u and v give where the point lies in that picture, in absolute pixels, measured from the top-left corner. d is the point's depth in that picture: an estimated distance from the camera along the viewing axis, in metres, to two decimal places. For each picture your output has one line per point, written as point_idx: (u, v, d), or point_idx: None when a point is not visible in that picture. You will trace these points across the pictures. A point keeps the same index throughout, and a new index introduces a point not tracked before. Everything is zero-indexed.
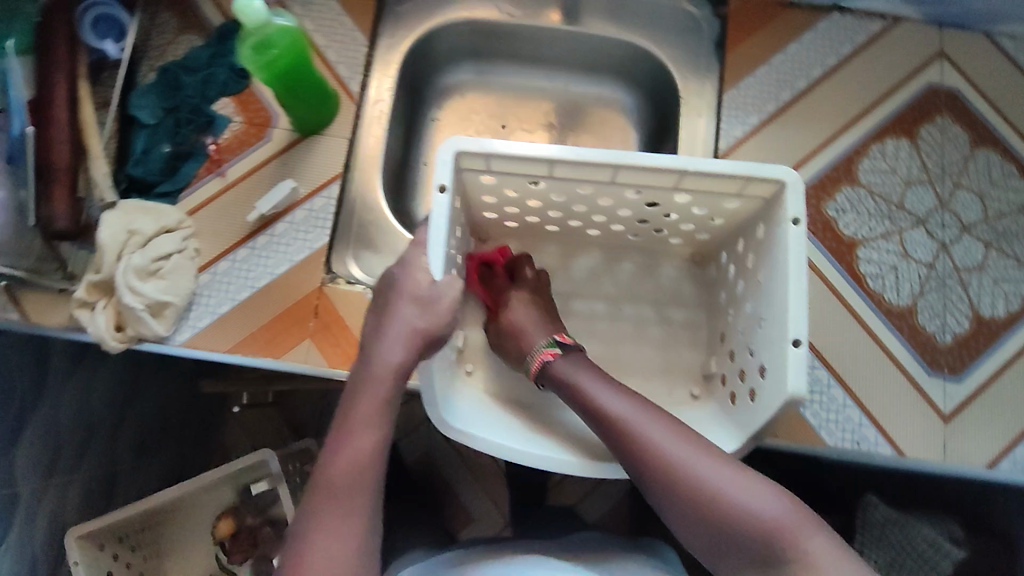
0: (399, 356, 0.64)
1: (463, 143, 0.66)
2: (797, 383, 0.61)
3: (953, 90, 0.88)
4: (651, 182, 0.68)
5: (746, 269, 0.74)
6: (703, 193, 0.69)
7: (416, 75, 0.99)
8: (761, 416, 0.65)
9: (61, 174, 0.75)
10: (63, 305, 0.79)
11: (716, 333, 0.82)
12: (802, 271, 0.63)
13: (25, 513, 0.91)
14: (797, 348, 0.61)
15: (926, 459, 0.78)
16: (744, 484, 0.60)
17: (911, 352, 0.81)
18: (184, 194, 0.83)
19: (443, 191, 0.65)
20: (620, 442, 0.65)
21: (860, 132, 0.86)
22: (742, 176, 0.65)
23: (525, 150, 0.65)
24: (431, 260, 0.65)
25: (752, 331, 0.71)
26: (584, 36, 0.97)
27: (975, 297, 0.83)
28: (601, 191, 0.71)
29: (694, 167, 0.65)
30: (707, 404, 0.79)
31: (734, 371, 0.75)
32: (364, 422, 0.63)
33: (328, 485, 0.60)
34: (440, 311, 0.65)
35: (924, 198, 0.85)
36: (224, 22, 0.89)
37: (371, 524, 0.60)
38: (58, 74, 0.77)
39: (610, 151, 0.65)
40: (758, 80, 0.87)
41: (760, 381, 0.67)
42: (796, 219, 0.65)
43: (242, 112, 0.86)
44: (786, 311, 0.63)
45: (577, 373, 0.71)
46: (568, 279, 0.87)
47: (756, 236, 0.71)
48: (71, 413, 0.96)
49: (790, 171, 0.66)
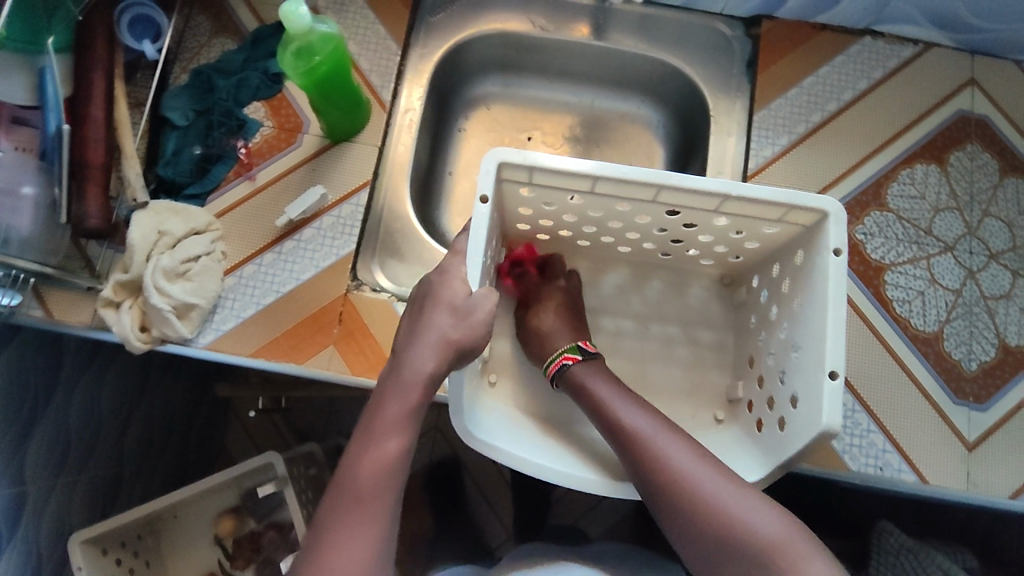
0: (432, 364, 0.63)
1: (506, 153, 0.67)
2: (832, 416, 0.61)
3: (983, 117, 0.88)
4: (693, 203, 0.69)
5: (781, 295, 0.75)
6: (743, 218, 0.70)
7: (446, 85, 0.99)
8: (791, 446, 0.66)
9: (95, 172, 0.75)
10: (88, 303, 0.80)
11: (745, 354, 0.83)
12: (841, 299, 0.64)
13: (33, 511, 0.89)
14: (834, 380, 0.62)
15: (949, 487, 0.78)
16: (750, 505, 0.60)
17: (936, 379, 0.81)
18: (212, 199, 0.84)
19: (484, 201, 0.67)
20: (629, 452, 0.65)
21: (888, 157, 0.86)
22: (784, 203, 0.66)
23: (568, 165, 0.67)
24: (470, 272, 0.65)
25: (785, 356, 0.72)
26: (613, 51, 0.97)
27: (1002, 326, 0.83)
28: (639, 208, 0.73)
29: (738, 192, 0.66)
30: (731, 427, 0.80)
31: (763, 396, 0.75)
32: (390, 428, 0.62)
33: (350, 489, 0.60)
34: (474, 322, 0.64)
35: (952, 224, 0.85)
36: (259, 27, 0.89)
37: (390, 526, 0.60)
38: (96, 72, 0.77)
39: (654, 170, 0.66)
40: (788, 101, 0.88)
41: (790, 411, 0.68)
42: (837, 250, 0.66)
43: (273, 116, 0.87)
44: (822, 338, 0.64)
45: (595, 383, 0.71)
46: (597, 294, 0.89)
47: (793, 262, 0.72)
48: (80, 414, 0.95)
49: (834, 202, 0.67)
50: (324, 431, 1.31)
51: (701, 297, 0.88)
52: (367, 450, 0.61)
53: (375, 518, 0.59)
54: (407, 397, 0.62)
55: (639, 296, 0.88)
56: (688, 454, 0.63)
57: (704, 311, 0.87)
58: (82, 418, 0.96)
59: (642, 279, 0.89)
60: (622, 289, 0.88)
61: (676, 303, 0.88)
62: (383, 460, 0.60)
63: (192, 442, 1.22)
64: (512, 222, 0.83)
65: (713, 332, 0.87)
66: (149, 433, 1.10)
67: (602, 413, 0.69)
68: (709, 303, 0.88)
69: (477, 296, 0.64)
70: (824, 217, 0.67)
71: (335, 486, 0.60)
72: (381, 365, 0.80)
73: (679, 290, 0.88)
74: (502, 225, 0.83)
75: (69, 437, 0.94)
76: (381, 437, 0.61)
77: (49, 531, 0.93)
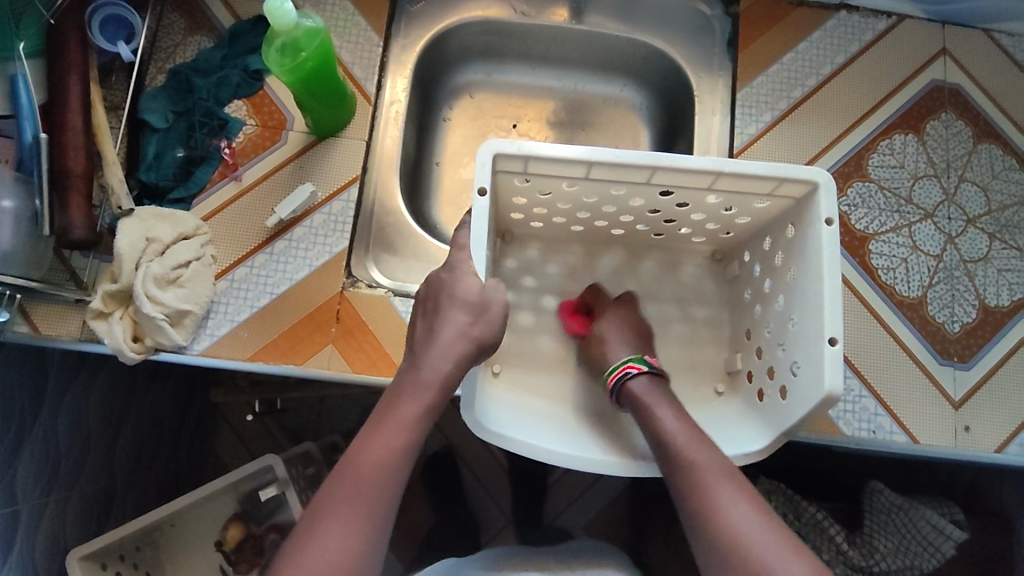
0: (449, 367, 0.64)
1: (502, 145, 0.67)
2: (833, 381, 0.63)
3: (956, 86, 0.90)
4: (686, 182, 0.70)
5: (774, 268, 0.76)
6: (735, 194, 0.72)
7: (428, 76, 0.98)
8: (794, 413, 0.68)
9: (76, 181, 0.73)
10: (77, 315, 0.78)
11: (741, 330, 0.84)
12: (835, 269, 0.66)
13: (28, 527, 0.87)
14: (833, 346, 0.64)
15: (938, 445, 0.81)
16: (793, 566, 0.58)
17: (922, 342, 0.84)
18: (198, 201, 0.82)
19: (482, 194, 0.66)
20: (684, 488, 0.63)
21: (868, 128, 0.89)
22: (775, 177, 0.67)
23: (564, 152, 0.67)
24: (477, 264, 0.65)
25: (782, 326, 0.73)
26: (593, 34, 0.97)
27: (981, 288, 0.86)
28: (633, 191, 0.73)
29: (730, 168, 0.67)
30: (732, 400, 0.82)
31: (762, 368, 0.77)
32: (400, 429, 0.61)
33: (351, 479, 0.59)
34: (491, 317, 0.66)
35: (931, 192, 0.88)
36: (236, 23, 0.87)
37: (380, 524, 0.58)
38: (72, 77, 0.75)
39: (647, 153, 0.67)
40: (769, 78, 0.89)
41: (791, 380, 0.70)
42: (829, 219, 0.67)
43: (256, 114, 0.85)
44: (819, 310, 0.66)
45: (655, 401, 0.69)
46: (592, 277, 0.89)
47: (784, 235, 0.74)
48: (67, 427, 0.92)
49: (821, 171, 0.68)
50: (320, 429, 1.30)
51: (694, 276, 0.89)
52: (372, 440, 0.61)
53: (369, 514, 0.58)
54: (421, 394, 0.63)
55: (634, 278, 0.89)
56: (745, 504, 0.61)
57: (697, 288, 0.89)
58: (71, 432, 0.93)
59: (634, 259, 0.90)
60: (617, 272, 0.90)
61: (669, 282, 0.89)
62: (388, 455, 0.60)
63: (184, 448, 1.20)
64: (506, 212, 0.83)
65: (707, 309, 0.88)
66: (139, 443, 1.08)
67: (660, 440, 0.66)
68: (701, 281, 0.89)
69: (489, 288, 0.66)
70: (814, 187, 0.68)
71: (337, 472, 0.60)
72: (382, 361, 0.80)
73: (672, 269, 0.90)
74: (496, 215, 0.83)
75: (60, 452, 0.92)
76: (393, 435, 0.61)
77: (45, 548, 0.91)
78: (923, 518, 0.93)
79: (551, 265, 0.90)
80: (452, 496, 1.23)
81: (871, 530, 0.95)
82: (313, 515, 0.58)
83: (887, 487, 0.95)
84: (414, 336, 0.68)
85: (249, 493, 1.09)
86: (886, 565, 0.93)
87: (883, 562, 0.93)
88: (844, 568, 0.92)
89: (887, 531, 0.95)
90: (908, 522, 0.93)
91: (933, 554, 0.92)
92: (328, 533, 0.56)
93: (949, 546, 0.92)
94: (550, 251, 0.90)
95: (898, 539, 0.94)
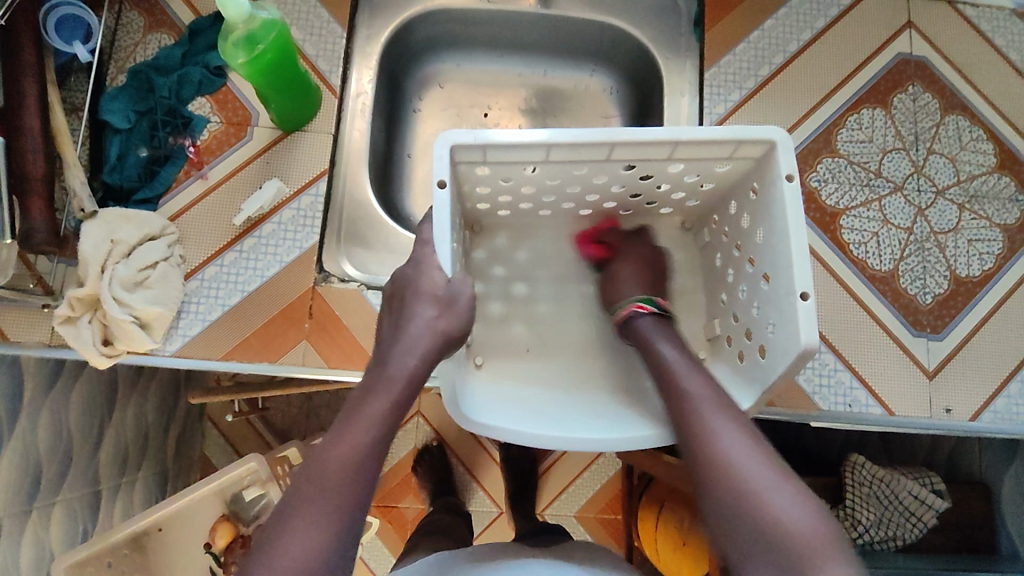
0: (414, 362, 0.64)
1: (460, 136, 0.66)
2: (809, 334, 0.63)
3: (922, 59, 0.91)
4: (646, 155, 0.70)
5: (742, 232, 0.77)
6: (695, 161, 0.71)
7: (396, 65, 0.98)
8: (774, 369, 0.69)
9: (36, 185, 0.73)
10: (44, 322, 0.77)
11: (717, 296, 0.84)
12: (799, 228, 0.66)
13: (10, 540, 0.86)
14: (806, 301, 0.64)
15: (913, 416, 0.82)
16: (762, 469, 0.60)
17: (895, 315, 0.84)
18: (164, 201, 0.81)
19: (443, 185, 0.66)
20: (685, 423, 0.65)
21: (835, 104, 0.89)
22: (733, 140, 0.67)
23: (524, 139, 0.67)
24: (442, 258, 0.65)
25: (756, 288, 0.74)
26: (560, 19, 0.96)
27: (952, 258, 0.86)
28: (597, 169, 0.73)
29: (688, 136, 0.67)
30: (715, 363, 0.83)
31: (738, 331, 0.78)
32: (376, 419, 0.61)
33: (318, 479, 0.58)
34: (458, 310, 0.66)
35: (900, 164, 0.88)
36: (196, 20, 0.86)
37: (346, 525, 0.57)
38: (27, 81, 0.73)
39: (604, 128, 0.66)
40: (736, 56, 0.89)
41: (767, 337, 0.70)
42: (790, 176, 0.67)
43: (220, 111, 0.84)
44: (788, 266, 0.66)
45: (658, 338, 0.74)
46: (565, 261, 0.90)
47: (750, 198, 0.74)
48: (47, 435, 0.91)
49: (778, 130, 0.68)
50: (306, 427, 1.33)
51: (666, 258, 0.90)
52: (345, 429, 0.61)
53: (337, 512, 0.57)
54: (391, 389, 0.63)
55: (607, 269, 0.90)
56: (738, 434, 0.63)
57: (669, 268, 0.90)
58: (52, 441, 0.92)
59: None
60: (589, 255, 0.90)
61: None
62: (355, 452, 0.59)
63: (170, 447, 1.22)
64: (475, 202, 0.83)
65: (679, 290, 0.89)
66: (121, 448, 1.08)
67: (663, 370, 0.71)
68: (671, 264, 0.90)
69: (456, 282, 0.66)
70: (772, 146, 0.68)
71: (308, 472, 0.59)
72: (357, 354, 0.79)
73: None
74: (463, 206, 0.83)
75: (41, 462, 0.90)
76: (367, 423, 0.61)
77: (30, 560, 0.90)
78: (905, 490, 0.97)
79: (524, 252, 0.90)
80: (441, 487, 1.24)
81: (854, 504, 0.97)
82: (283, 512, 0.57)
83: (869, 461, 0.97)
84: (386, 332, 0.68)
85: (234, 493, 1.10)
86: (868, 537, 0.96)
87: (867, 533, 0.96)
88: None
89: (871, 504, 0.97)
90: (891, 494, 0.97)
91: (916, 524, 0.97)
92: (297, 534, 0.56)
93: (931, 516, 0.97)
94: (520, 239, 0.90)
95: (882, 511, 0.97)
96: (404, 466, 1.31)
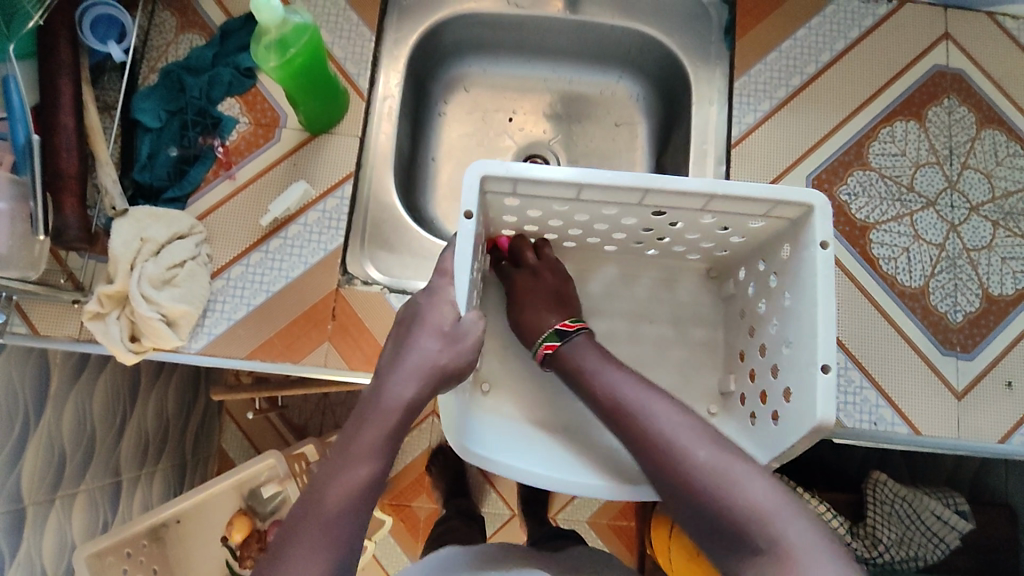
0: (411, 392, 0.63)
1: (488, 167, 0.66)
2: (826, 409, 0.63)
3: (958, 72, 0.89)
4: (678, 204, 0.69)
5: (769, 290, 0.76)
6: (729, 215, 0.71)
7: (423, 69, 0.98)
8: (785, 439, 0.69)
9: (69, 182, 0.73)
10: (74, 317, 0.79)
11: (735, 348, 0.85)
12: (830, 294, 0.65)
13: (33, 528, 0.87)
14: (826, 373, 0.63)
15: (939, 436, 0.80)
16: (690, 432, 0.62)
17: (924, 332, 0.82)
18: (193, 201, 0.82)
19: (468, 216, 0.66)
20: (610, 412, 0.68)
21: (869, 116, 0.87)
22: (771, 201, 0.66)
23: (553, 176, 0.66)
24: (458, 292, 0.65)
25: (776, 350, 0.73)
26: (589, 24, 0.96)
27: (984, 277, 0.84)
28: (626, 211, 0.73)
29: (722, 192, 0.66)
30: (726, 421, 0.83)
31: (755, 391, 0.78)
32: (400, 412, 0.62)
33: (316, 511, 0.58)
34: (463, 346, 0.64)
35: (933, 179, 0.86)
36: (227, 21, 0.87)
37: (345, 551, 0.57)
38: (63, 79, 0.74)
39: (640, 174, 0.66)
40: (767, 66, 0.88)
41: (784, 405, 0.70)
42: (825, 243, 0.66)
43: (249, 112, 0.85)
44: (813, 334, 0.65)
45: (581, 351, 0.74)
46: (586, 272, 0.90)
47: (781, 256, 0.73)
48: (71, 425, 0.92)
49: (819, 196, 0.67)
50: (323, 425, 1.34)
51: (688, 269, 0.90)
52: (367, 422, 0.61)
53: (337, 541, 0.57)
54: (414, 397, 0.63)
55: (629, 284, 0.90)
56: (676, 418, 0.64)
57: (689, 279, 0.89)
58: (76, 431, 0.94)
59: (631, 254, 0.89)
60: (611, 266, 0.90)
61: (662, 280, 0.90)
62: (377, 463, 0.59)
63: (189, 440, 1.24)
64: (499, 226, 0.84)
65: (701, 302, 0.89)
66: (142, 439, 1.10)
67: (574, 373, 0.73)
68: (693, 276, 0.90)
69: (467, 319, 0.65)
70: (811, 211, 0.67)
71: (302, 511, 0.58)
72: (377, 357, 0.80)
73: (666, 261, 0.90)
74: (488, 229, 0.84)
75: (65, 452, 0.92)
76: (391, 420, 0.62)
77: (51, 547, 0.92)
78: (928, 509, 0.96)
79: None
80: (456, 487, 1.25)
81: (875, 522, 0.96)
82: (282, 539, 0.57)
83: (891, 480, 0.96)
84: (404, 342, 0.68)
85: (251, 489, 1.11)
86: (889, 556, 0.95)
87: (888, 552, 0.95)
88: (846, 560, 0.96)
89: (892, 523, 0.97)
90: (914, 514, 0.96)
91: (938, 545, 0.96)
92: (296, 561, 0.55)
93: (954, 538, 0.95)
94: None
95: (903, 530, 0.97)
96: (419, 467, 1.31)
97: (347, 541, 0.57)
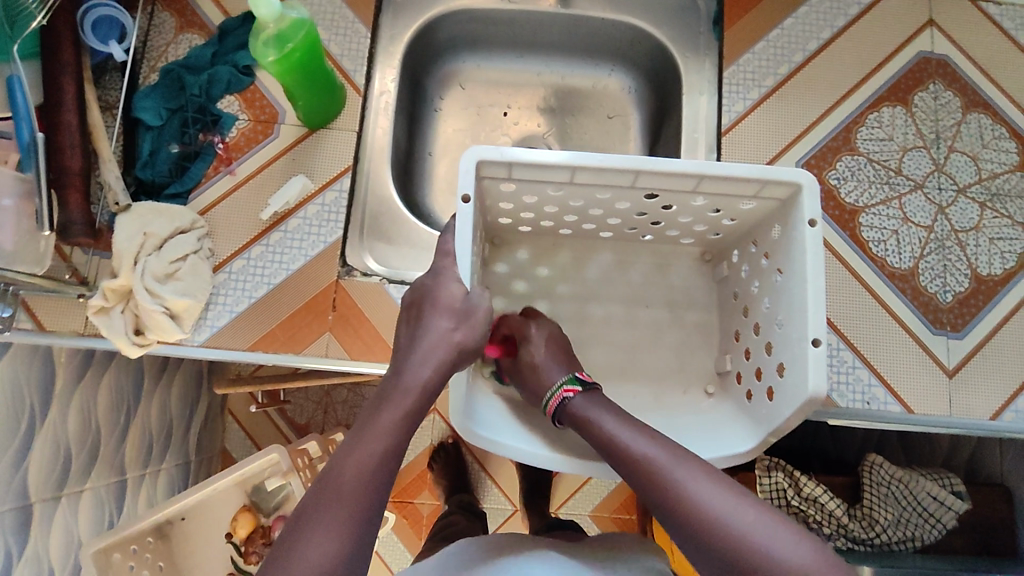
0: (410, 375, 0.64)
1: (484, 152, 0.68)
2: (816, 381, 0.64)
3: (943, 57, 0.91)
4: (670, 185, 0.71)
5: (761, 270, 0.78)
6: (719, 196, 0.72)
7: (418, 66, 0.99)
8: (778, 414, 0.70)
9: (73, 179, 0.75)
10: (79, 312, 0.80)
11: (730, 330, 0.86)
12: (818, 269, 0.66)
13: (41, 524, 0.88)
14: (817, 347, 0.65)
15: (932, 413, 0.82)
16: (710, 486, 0.58)
17: (914, 312, 0.84)
18: (194, 196, 0.84)
19: (465, 200, 0.68)
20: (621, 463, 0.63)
21: (856, 102, 0.89)
22: (758, 179, 0.68)
23: (547, 160, 0.68)
24: (462, 271, 0.68)
25: (769, 328, 0.74)
26: (580, 19, 0.98)
27: (973, 257, 0.86)
28: (619, 196, 0.74)
29: (713, 172, 0.68)
30: (721, 400, 0.85)
31: (750, 369, 0.79)
32: (401, 394, 0.63)
33: (332, 488, 0.57)
34: (466, 328, 0.66)
35: (920, 162, 0.88)
36: (225, 20, 0.89)
37: (361, 531, 0.56)
38: (65, 78, 0.76)
39: (631, 157, 0.67)
40: (756, 55, 0.89)
41: (778, 381, 0.71)
42: (813, 220, 0.68)
43: (248, 109, 0.87)
44: (803, 311, 0.67)
45: (592, 408, 0.69)
46: (582, 262, 0.92)
47: (770, 236, 0.75)
48: (77, 423, 0.94)
49: (805, 174, 0.69)
50: (326, 422, 1.36)
51: (681, 255, 0.91)
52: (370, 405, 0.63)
53: (352, 518, 0.56)
54: (414, 380, 0.64)
55: (626, 272, 0.91)
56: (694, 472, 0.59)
57: (683, 266, 0.91)
58: (81, 428, 0.95)
59: (626, 243, 0.91)
60: (607, 257, 0.91)
61: (657, 268, 0.91)
62: (380, 443, 0.60)
63: (193, 438, 1.25)
64: (495, 216, 0.85)
65: (695, 289, 0.91)
66: (146, 437, 1.11)
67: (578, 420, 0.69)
68: (687, 263, 0.91)
69: (473, 295, 0.68)
70: (798, 189, 0.69)
71: (317, 490, 0.58)
72: (378, 346, 0.81)
73: (659, 248, 0.91)
74: (485, 219, 0.85)
75: (71, 448, 0.93)
76: (394, 404, 0.63)
77: (59, 543, 0.93)
78: (924, 490, 0.98)
79: (546, 256, 0.92)
80: (458, 480, 1.26)
81: (872, 504, 0.97)
82: (298, 518, 0.57)
83: (887, 462, 0.98)
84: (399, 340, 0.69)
85: (255, 484, 1.13)
86: (886, 537, 0.97)
87: (885, 533, 0.97)
88: (846, 541, 0.97)
89: (889, 502, 0.98)
90: (910, 495, 0.98)
91: (934, 524, 0.98)
92: (311, 537, 0.55)
93: (951, 518, 0.97)
94: (542, 247, 0.92)
95: (900, 512, 0.98)
96: (422, 462, 1.33)
97: (363, 521, 0.57)
